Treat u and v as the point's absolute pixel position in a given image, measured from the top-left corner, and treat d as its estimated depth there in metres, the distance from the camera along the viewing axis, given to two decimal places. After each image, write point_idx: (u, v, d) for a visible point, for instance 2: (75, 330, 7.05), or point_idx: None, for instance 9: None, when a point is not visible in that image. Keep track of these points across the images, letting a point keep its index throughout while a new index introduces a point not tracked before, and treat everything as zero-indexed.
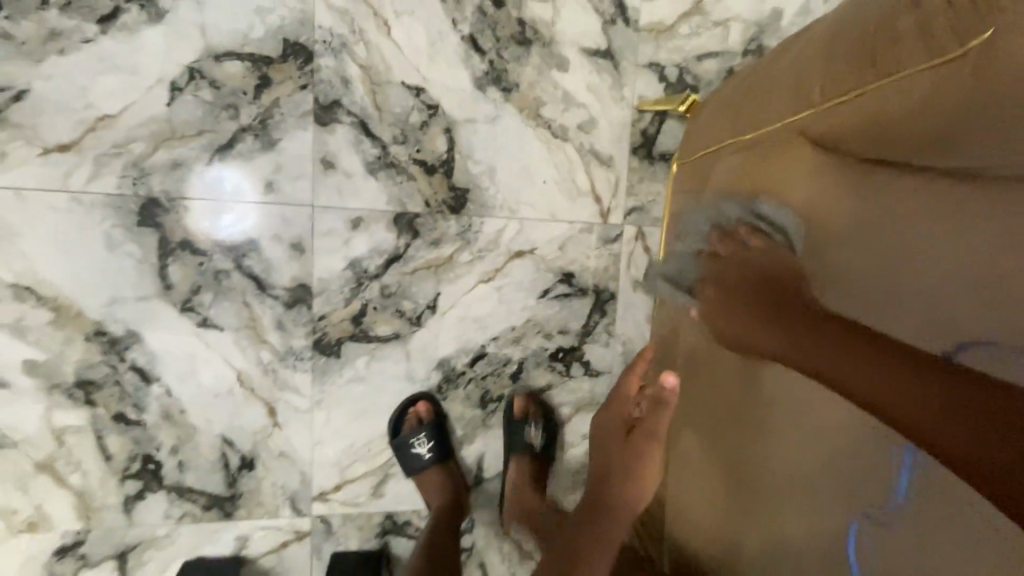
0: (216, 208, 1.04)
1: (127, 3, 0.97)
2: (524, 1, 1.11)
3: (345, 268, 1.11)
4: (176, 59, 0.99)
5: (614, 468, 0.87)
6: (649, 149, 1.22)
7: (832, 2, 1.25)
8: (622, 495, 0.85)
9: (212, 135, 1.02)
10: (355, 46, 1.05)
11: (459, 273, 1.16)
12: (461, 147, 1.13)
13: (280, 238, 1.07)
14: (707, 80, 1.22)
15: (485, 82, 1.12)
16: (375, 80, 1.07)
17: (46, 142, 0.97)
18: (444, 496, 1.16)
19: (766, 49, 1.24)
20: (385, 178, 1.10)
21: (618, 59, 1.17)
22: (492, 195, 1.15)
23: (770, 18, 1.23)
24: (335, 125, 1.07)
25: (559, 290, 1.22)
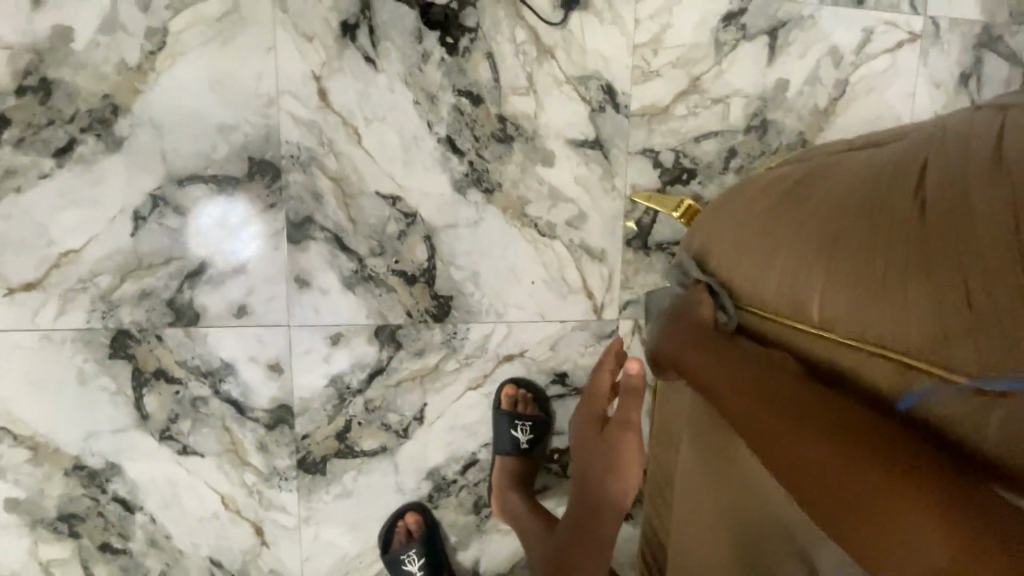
0: (228, 239, 0.99)
1: (82, 133, 0.92)
2: (504, 95, 1.03)
3: (327, 385, 1.07)
4: (137, 187, 0.95)
5: (594, 469, 0.91)
6: (645, 240, 1.14)
7: (842, 67, 1.15)
8: (608, 489, 0.89)
9: (180, 261, 0.98)
10: (325, 158, 0.99)
11: (446, 381, 1.11)
12: (442, 253, 1.06)
13: (257, 360, 1.03)
14: (706, 162, 1.13)
15: (465, 184, 1.05)
16: (347, 191, 1.01)
17: (10, 283, 0.94)
18: None
19: (771, 125, 1.14)
20: (363, 291, 1.05)
21: (608, 148, 1.09)
22: (477, 300, 1.09)
23: (775, 90, 1.13)
24: (308, 242, 1.01)
25: (553, 391, 1.16)
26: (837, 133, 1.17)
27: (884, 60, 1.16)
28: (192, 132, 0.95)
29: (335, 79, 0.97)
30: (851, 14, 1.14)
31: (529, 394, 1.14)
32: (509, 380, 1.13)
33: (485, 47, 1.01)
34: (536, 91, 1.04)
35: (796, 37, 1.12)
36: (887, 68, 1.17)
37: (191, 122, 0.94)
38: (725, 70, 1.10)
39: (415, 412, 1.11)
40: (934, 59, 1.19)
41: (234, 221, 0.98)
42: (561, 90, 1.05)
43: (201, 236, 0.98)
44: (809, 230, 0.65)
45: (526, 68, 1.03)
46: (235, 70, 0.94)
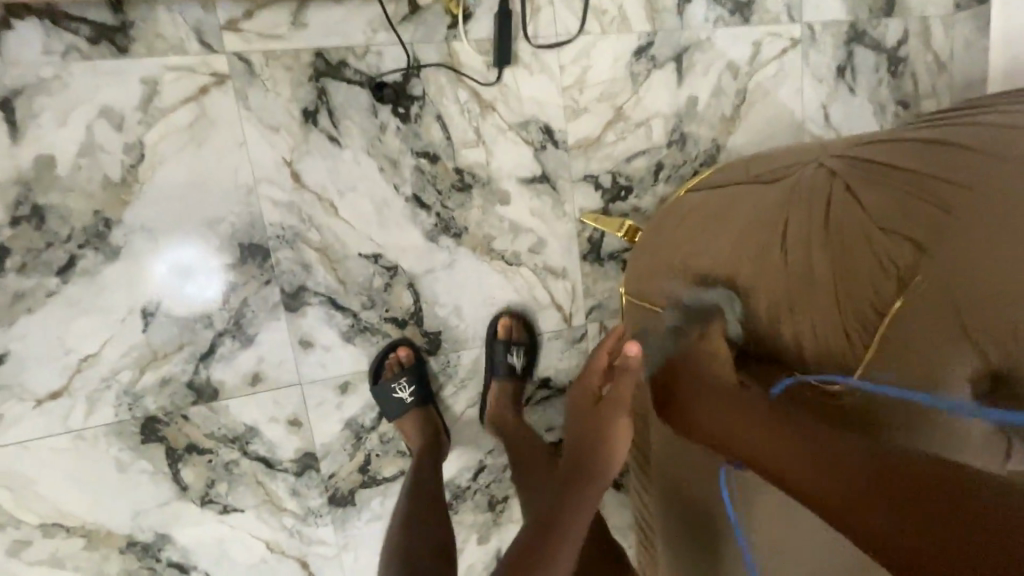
0: (187, 270, 1.05)
1: (80, 249, 1.00)
2: (458, 150, 1.16)
3: (344, 429, 1.20)
4: (141, 288, 1.04)
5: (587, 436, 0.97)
6: (598, 252, 1.30)
7: (739, 78, 1.33)
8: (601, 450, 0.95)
9: (193, 346, 1.08)
10: (308, 233, 1.10)
11: (447, 404, 1.26)
12: (426, 296, 1.20)
13: (277, 418, 1.15)
14: (640, 177, 1.30)
15: (436, 232, 1.18)
16: (333, 258, 1.13)
17: (38, 394, 1.02)
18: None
19: (689, 136, 1.32)
20: (362, 342, 1.17)
21: (555, 179, 1.24)
22: (462, 330, 1.24)
23: (687, 106, 1.30)
24: (305, 308, 1.13)
25: (541, 395, 1.33)
26: (743, 134, 1.36)
27: (773, 66, 1.36)
28: (183, 229, 1.04)
29: (305, 160, 1.08)
30: (740, 31, 1.32)
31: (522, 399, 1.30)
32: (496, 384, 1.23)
33: (433, 111, 1.13)
34: (485, 142, 1.18)
35: (698, 58, 1.29)
36: (777, 73, 1.37)
37: (181, 220, 1.04)
38: (643, 96, 1.27)
39: (410, 434, 1.17)
40: (814, 58, 1.39)
41: (191, 257, 1.05)
42: (505, 137, 1.19)
43: (163, 273, 1.04)
44: (753, 265, 0.82)
45: (473, 123, 1.16)
46: (213, 167, 1.04)
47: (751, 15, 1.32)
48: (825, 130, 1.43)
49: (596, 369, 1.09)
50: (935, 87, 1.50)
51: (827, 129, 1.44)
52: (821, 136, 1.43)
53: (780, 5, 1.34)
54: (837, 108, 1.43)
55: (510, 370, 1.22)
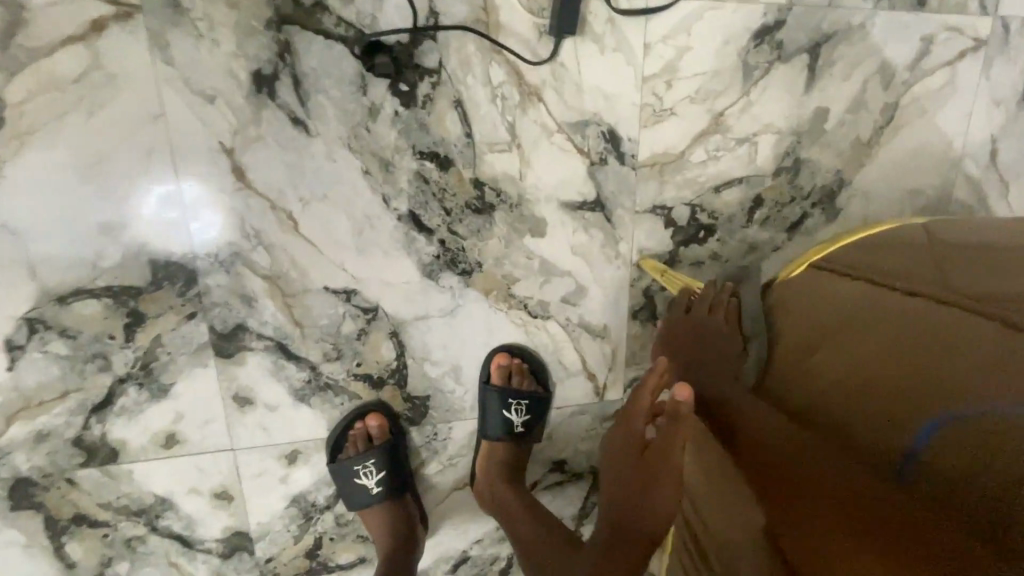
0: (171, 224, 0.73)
1: None
2: (480, 153, 0.80)
3: (288, 505, 0.91)
4: (4, 311, 0.72)
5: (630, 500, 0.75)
6: (655, 310, 0.96)
7: (890, 88, 0.94)
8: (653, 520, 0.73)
9: (82, 393, 0.77)
10: (253, 253, 0.77)
11: (429, 484, 0.96)
12: (413, 349, 0.87)
13: (199, 489, 0.86)
14: (728, 215, 0.93)
15: (437, 267, 0.84)
16: (287, 289, 0.80)
17: None
18: None
19: (806, 164, 0.94)
20: (319, 403, 0.86)
21: (611, 207, 0.88)
22: (459, 397, 0.92)
23: (813, 121, 0.92)
24: (243, 354, 0.81)
25: (551, 480, 1.02)
26: (880, 167, 0.98)
27: (940, 76, 0.95)
28: (64, 234, 0.71)
29: (253, 149, 0.73)
30: (907, 19, 0.91)
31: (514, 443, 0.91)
32: (487, 445, 0.91)
33: (451, 92, 0.77)
34: (521, 146, 0.81)
35: (842, 54, 0.89)
36: (943, 85, 0.96)
37: (63, 220, 0.71)
38: (754, 101, 0.88)
39: (375, 534, 0.88)
40: (997, 70, 0.98)
41: (188, 197, 0.73)
42: (551, 141, 0.82)
43: (153, 204, 0.72)
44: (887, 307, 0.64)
45: (507, 117, 0.79)
46: (111, 146, 0.69)
47: None
48: (987, 172, 1.04)
49: (637, 410, 0.78)
50: None
51: (989, 172, 1.04)
52: (980, 180, 1.04)
53: None
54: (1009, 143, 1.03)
55: (508, 431, 0.90)
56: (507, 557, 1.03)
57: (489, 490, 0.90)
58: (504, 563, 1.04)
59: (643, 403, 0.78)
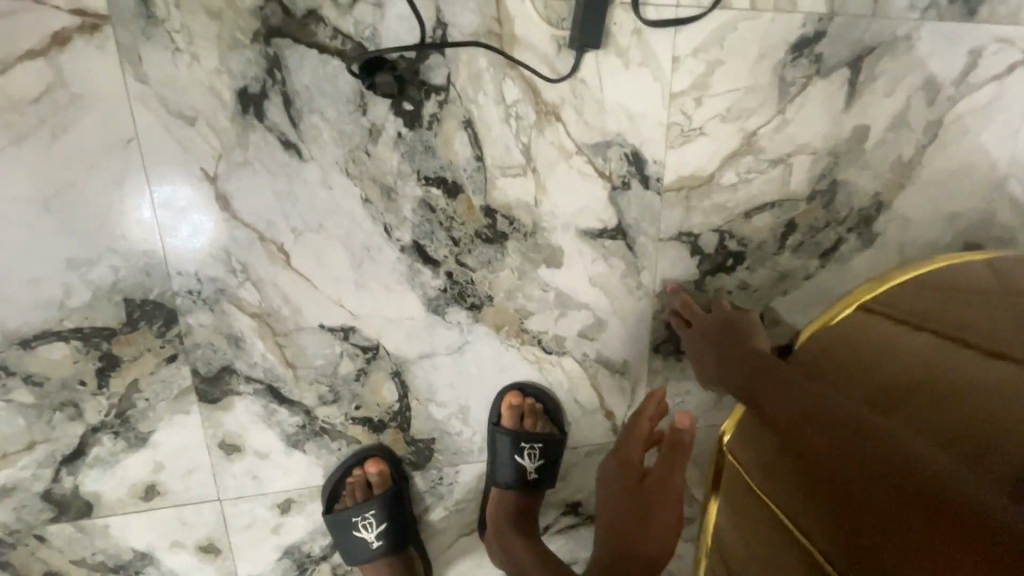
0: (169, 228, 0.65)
1: None
2: (492, 178, 0.73)
3: (281, 557, 0.84)
4: None
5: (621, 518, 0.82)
6: (678, 343, 0.88)
7: (934, 104, 0.86)
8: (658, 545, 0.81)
9: (51, 444, 0.70)
10: (240, 290, 0.69)
11: (433, 530, 0.89)
12: (417, 390, 0.80)
13: (182, 543, 0.79)
14: (758, 242, 0.86)
15: (443, 302, 0.76)
16: (278, 328, 0.72)
17: None
18: None
19: (843, 186, 0.86)
20: (314, 448, 0.79)
21: (633, 235, 0.81)
22: (466, 439, 0.84)
23: (852, 140, 0.84)
24: (230, 398, 0.73)
25: (563, 523, 0.95)
26: (920, 189, 0.91)
27: (988, 91, 0.88)
28: (28, 276, 0.64)
29: (239, 175, 0.65)
30: (956, 30, 0.84)
31: (534, 480, 0.84)
32: (497, 492, 0.83)
33: (460, 112, 0.69)
34: (537, 170, 0.74)
35: (885, 67, 0.82)
36: (991, 100, 0.89)
37: (32, 251, 0.63)
38: (790, 119, 0.81)
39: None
40: None
41: (179, 207, 0.65)
42: (570, 164, 0.75)
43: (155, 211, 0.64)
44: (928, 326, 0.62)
45: (521, 138, 0.72)
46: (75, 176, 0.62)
47: (977, 6, 0.83)
48: None
49: (637, 436, 0.84)
50: None
51: None
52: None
53: None
54: None
55: (520, 478, 0.83)
56: None
57: (500, 540, 0.83)
58: None
59: (642, 433, 0.84)
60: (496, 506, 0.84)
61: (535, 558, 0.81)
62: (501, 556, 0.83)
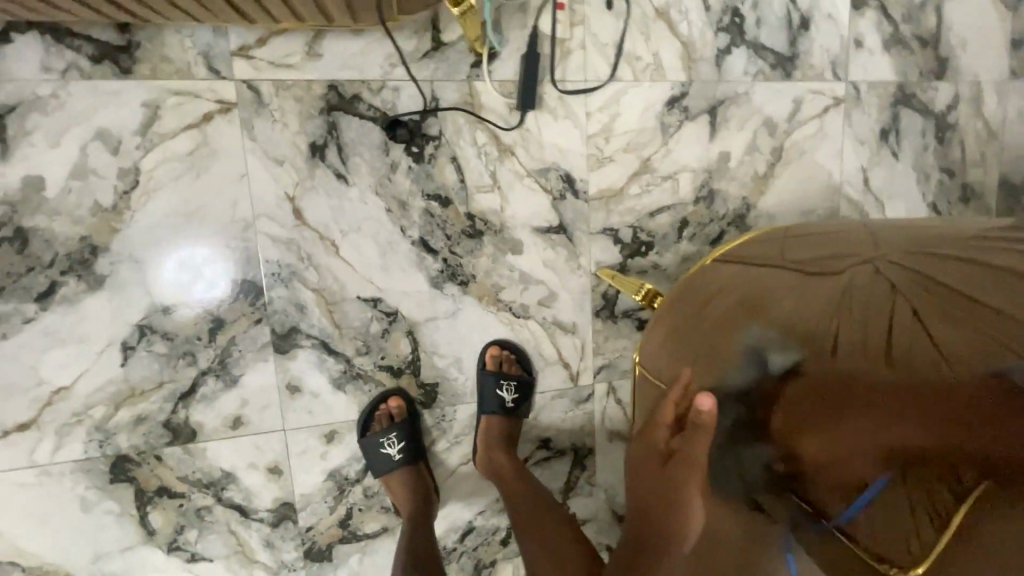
0: (195, 272, 0.99)
1: (63, 275, 0.94)
2: (472, 195, 1.10)
3: (326, 479, 1.12)
4: (124, 320, 0.98)
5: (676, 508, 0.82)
6: (612, 309, 1.22)
7: (775, 134, 1.26)
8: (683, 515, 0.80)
9: (173, 384, 1.01)
10: (306, 272, 1.04)
11: (439, 460, 1.18)
12: (425, 345, 1.13)
13: (256, 465, 1.08)
14: (662, 234, 1.22)
15: (441, 279, 1.11)
16: (330, 298, 1.06)
17: (4, 425, 0.96)
18: (405, 535, 1.05)
19: (717, 193, 1.24)
20: (353, 390, 1.10)
21: (572, 231, 1.17)
22: (461, 383, 1.16)
23: (718, 161, 1.23)
24: (295, 350, 1.06)
25: (539, 456, 1.24)
26: (776, 193, 1.28)
27: (813, 125, 1.28)
28: (145, 292, 0.98)
29: (309, 197, 1.02)
30: (780, 87, 1.24)
31: (512, 407, 1.14)
32: (485, 419, 1.14)
33: (449, 152, 1.07)
34: (501, 188, 1.11)
35: (733, 112, 1.22)
36: (817, 131, 1.28)
37: (147, 281, 0.98)
38: (672, 149, 1.20)
39: (398, 497, 1.09)
40: (856, 119, 1.31)
41: (205, 256, 0.99)
42: (523, 184, 1.12)
43: (179, 262, 0.98)
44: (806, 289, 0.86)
45: (489, 167, 1.09)
46: (177, 217, 0.97)
47: (793, 71, 1.24)
48: (861, 193, 1.35)
49: (662, 424, 0.87)
50: (983, 154, 1.43)
51: (865, 194, 1.36)
52: (858, 200, 1.35)
53: (824, 61, 1.26)
54: (877, 172, 1.36)
55: (501, 406, 1.13)
56: (506, 527, 1.23)
57: (488, 453, 1.12)
58: (504, 532, 1.23)
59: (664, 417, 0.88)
60: (483, 429, 1.13)
61: (516, 469, 1.11)
62: (490, 466, 1.12)
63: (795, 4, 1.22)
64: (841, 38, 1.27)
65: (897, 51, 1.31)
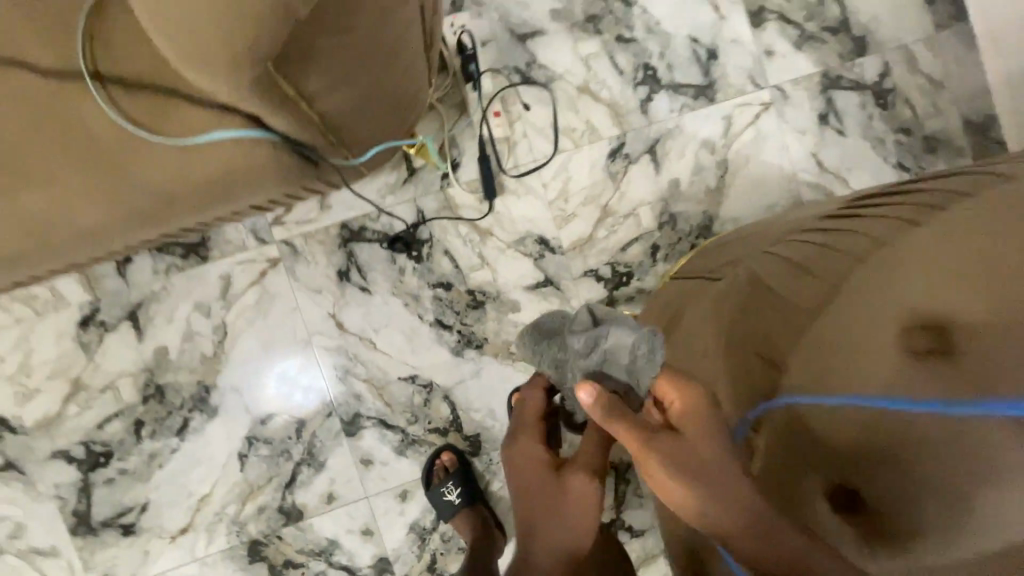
0: (293, 381, 1.31)
1: (191, 412, 1.29)
2: (468, 275, 1.35)
3: (409, 532, 1.35)
4: (237, 435, 1.30)
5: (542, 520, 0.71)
6: None
7: (716, 151, 1.42)
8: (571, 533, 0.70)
9: (279, 476, 1.31)
10: (355, 367, 1.33)
11: (497, 498, 1.38)
12: (461, 404, 1.36)
13: (352, 530, 1.33)
14: (638, 262, 1.40)
15: (460, 347, 1.35)
16: (378, 384, 1.33)
17: (172, 531, 1.29)
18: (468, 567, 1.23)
19: (678, 215, 1.41)
20: (412, 453, 1.35)
21: (558, 281, 1.38)
22: (498, 429, 1.37)
23: (671, 188, 1.41)
24: (361, 430, 1.33)
25: None
26: (734, 198, 1.43)
27: (749, 132, 1.43)
28: (252, 403, 1.30)
29: (345, 310, 1.32)
30: (707, 112, 1.42)
31: None
32: None
33: (441, 247, 1.34)
34: (490, 263, 1.36)
35: (671, 145, 1.41)
36: (754, 136, 1.44)
37: (257, 390, 1.30)
38: (625, 191, 1.39)
39: (465, 529, 1.27)
40: (790, 115, 1.45)
41: (300, 369, 1.32)
42: (506, 254, 1.36)
43: (281, 374, 1.31)
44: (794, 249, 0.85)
45: (476, 250, 1.35)
46: (270, 342, 1.31)
47: (714, 95, 1.42)
48: (820, 174, 1.46)
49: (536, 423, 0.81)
50: (936, 105, 1.49)
51: (824, 174, 1.46)
52: (819, 181, 1.46)
53: (742, 78, 1.43)
54: (829, 152, 1.46)
55: None
56: None
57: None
58: None
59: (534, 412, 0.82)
60: None
61: None
62: None
63: (699, 43, 1.42)
64: (751, 55, 1.44)
65: (810, 46, 1.46)
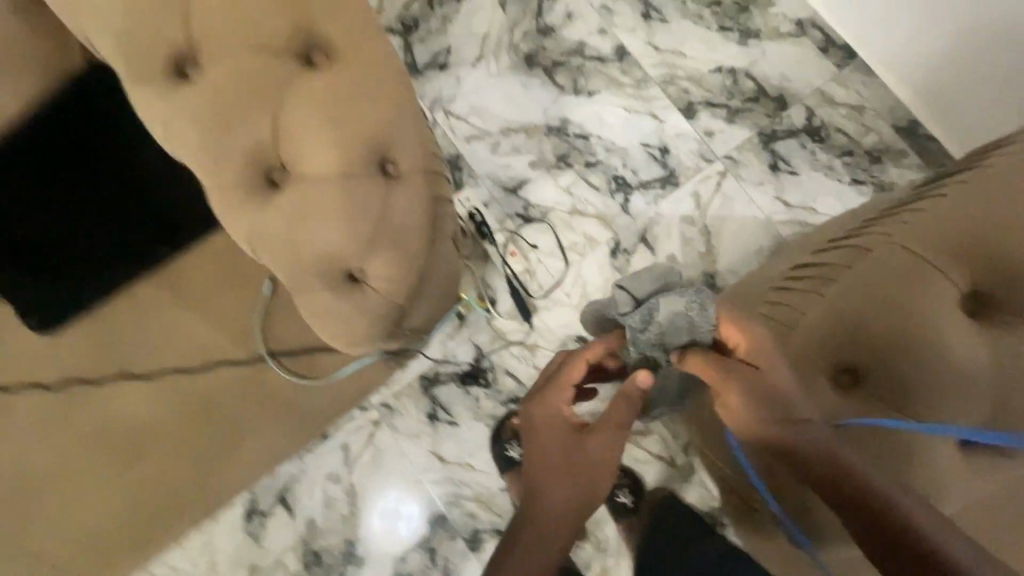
0: (393, 514, 1.57)
1: (345, 566, 1.54)
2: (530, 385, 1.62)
3: None
4: None
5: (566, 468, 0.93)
6: None
7: (695, 223, 1.72)
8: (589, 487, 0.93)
9: None
10: (463, 490, 1.57)
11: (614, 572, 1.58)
12: None
13: None
14: None
15: None
16: (485, 498, 1.57)
17: None
18: None
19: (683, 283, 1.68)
20: None
21: None
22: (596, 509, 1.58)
23: (669, 264, 1.70)
24: (484, 543, 1.55)
25: None
26: (724, 254, 1.71)
27: (717, 199, 1.73)
28: (387, 545, 1.55)
29: (443, 444, 1.59)
30: (677, 195, 1.73)
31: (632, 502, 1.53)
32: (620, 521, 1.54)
33: (502, 369, 1.62)
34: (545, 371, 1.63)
35: (657, 231, 1.71)
36: (721, 201, 1.73)
37: (372, 531, 1.56)
38: None
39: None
40: (744, 174, 1.75)
41: (394, 503, 1.57)
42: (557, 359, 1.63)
43: (383, 510, 1.57)
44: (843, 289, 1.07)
45: (530, 363, 1.63)
46: (370, 487, 1.58)
47: (678, 180, 1.74)
48: (788, 212, 1.73)
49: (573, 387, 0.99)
50: (865, 124, 1.76)
51: (792, 211, 1.73)
52: (789, 217, 1.72)
53: (695, 160, 1.76)
54: (789, 192, 1.74)
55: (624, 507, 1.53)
56: None
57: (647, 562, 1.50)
58: None
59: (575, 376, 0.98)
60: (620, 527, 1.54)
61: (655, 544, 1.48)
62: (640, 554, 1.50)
63: (650, 146, 1.76)
64: (695, 140, 1.77)
65: (740, 118, 1.78)
